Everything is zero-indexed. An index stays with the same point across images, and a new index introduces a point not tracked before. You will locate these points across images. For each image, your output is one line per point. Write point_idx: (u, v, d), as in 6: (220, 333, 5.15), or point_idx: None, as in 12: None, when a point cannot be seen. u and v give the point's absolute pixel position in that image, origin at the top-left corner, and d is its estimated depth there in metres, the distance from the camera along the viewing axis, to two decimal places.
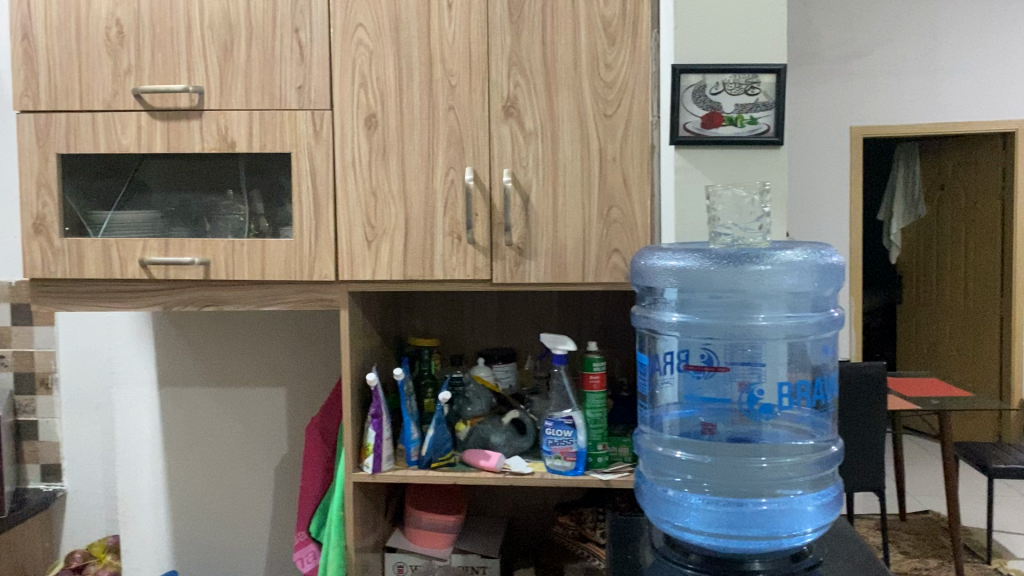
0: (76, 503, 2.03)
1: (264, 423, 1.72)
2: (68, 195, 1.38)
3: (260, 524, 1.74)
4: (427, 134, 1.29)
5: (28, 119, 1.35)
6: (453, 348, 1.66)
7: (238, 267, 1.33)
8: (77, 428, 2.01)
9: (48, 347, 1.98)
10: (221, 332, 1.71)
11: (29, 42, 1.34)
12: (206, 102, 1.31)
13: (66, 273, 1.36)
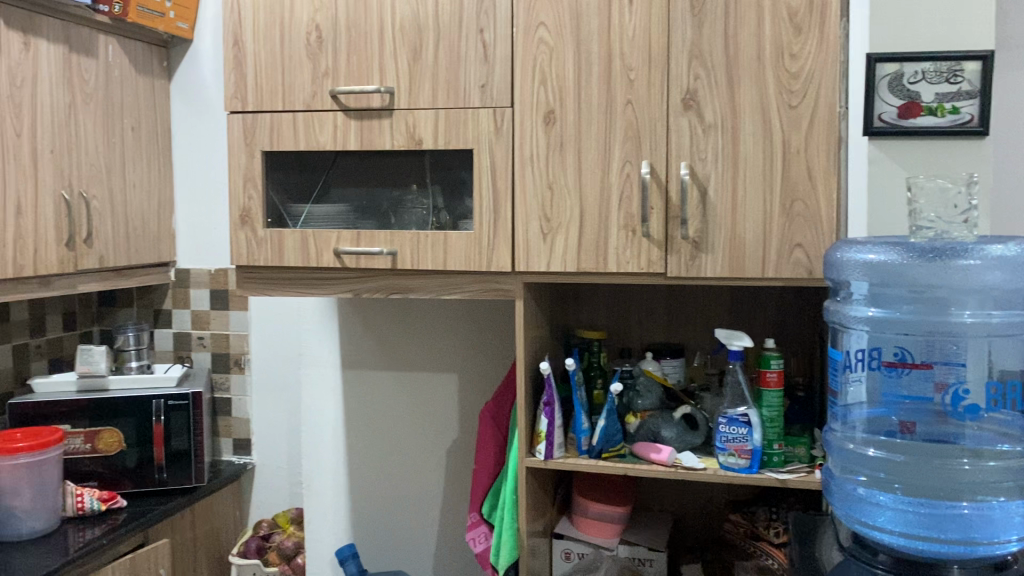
0: (264, 476, 2.19)
1: (437, 407, 1.79)
2: (271, 189, 1.50)
3: (431, 504, 1.81)
4: (606, 128, 1.31)
5: (237, 119, 1.47)
6: (621, 342, 1.67)
7: (423, 257, 1.40)
8: (267, 405, 2.17)
9: (241, 330, 2.17)
10: (399, 319, 1.80)
11: (239, 48, 1.46)
12: (397, 101, 1.39)
13: (267, 260, 1.48)
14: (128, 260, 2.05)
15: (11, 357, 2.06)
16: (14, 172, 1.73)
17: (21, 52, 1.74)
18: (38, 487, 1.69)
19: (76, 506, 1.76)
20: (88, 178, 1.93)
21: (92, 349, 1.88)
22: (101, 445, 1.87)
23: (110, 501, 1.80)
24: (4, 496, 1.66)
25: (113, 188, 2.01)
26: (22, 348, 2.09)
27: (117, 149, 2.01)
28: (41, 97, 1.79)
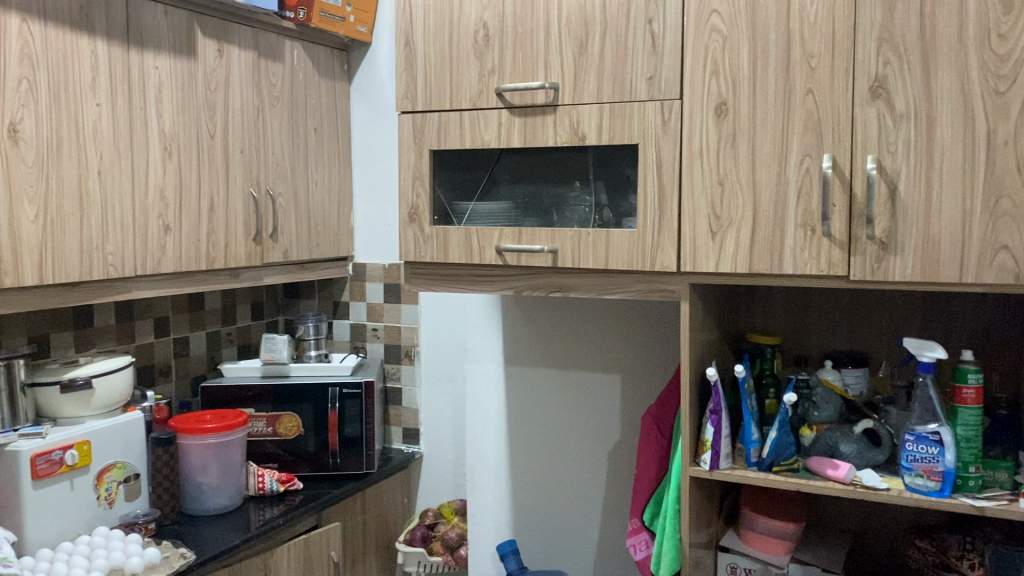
0: (430, 466, 2.24)
1: (600, 407, 1.76)
2: (438, 188, 1.52)
3: (592, 505, 1.78)
4: (782, 119, 1.22)
5: (407, 119, 1.50)
6: (796, 348, 1.57)
7: (584, 256, 1.37)
8: (435, 397, 2.22)
9: (412, 323, 2.23)
10: (563, 317, 1.78)
11: (410, 48, 1.48)
12: (561, 97, 1.37)
13: (433, 257, 1.50)
14: (310, 254, 2.16)
15: (205, 343, 2.22)
16: (209, 171, 1.86)
17: (216, 58, 1.86)
18: (224, 465, 1.81)
19: (257, 486, 1.87)
20: (274, 176, 2.04)
21: (275, 337, 1.99)
22: (281, 429, 1.97)
23: (288, 483, 1.90)
24: (195, 473, 1.79)
25: (297, 186, 2.11)
26: (215, 335, 2.25)
27: (301, 149, 2.12)
28: (233, 101, 1.91)
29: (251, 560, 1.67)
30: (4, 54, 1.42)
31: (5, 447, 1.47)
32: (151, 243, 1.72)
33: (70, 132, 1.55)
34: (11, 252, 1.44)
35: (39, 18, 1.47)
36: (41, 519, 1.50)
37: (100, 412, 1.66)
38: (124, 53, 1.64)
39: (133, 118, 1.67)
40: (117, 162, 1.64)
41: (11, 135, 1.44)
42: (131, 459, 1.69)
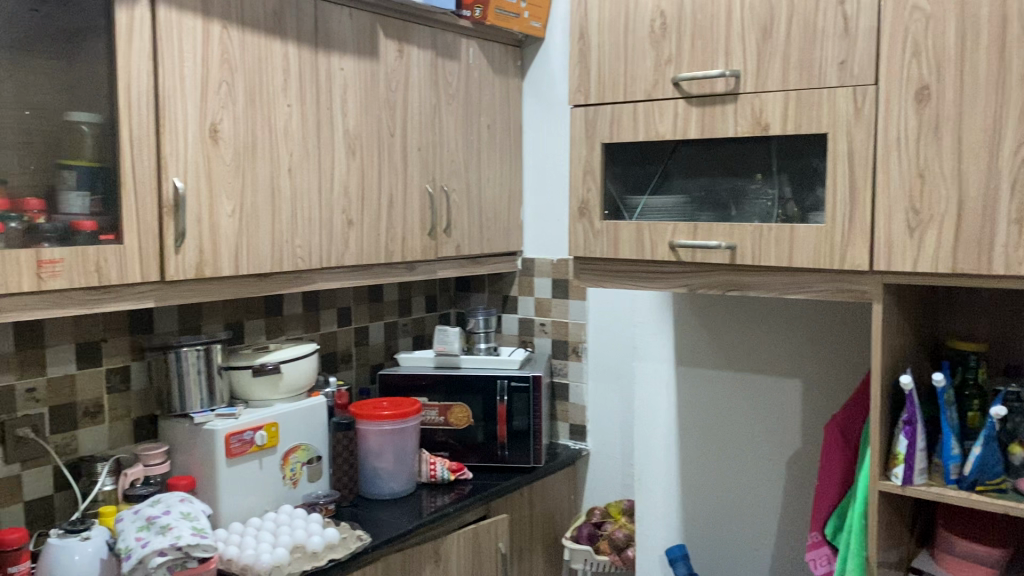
0: (598, 463, 2.22)
1: (778, 412, 1.67)
2: (610, 181, 1.49)
3: (768, 514, 1.70)
4: (995, 103, 1.10)
5: (580, 112, 1.48)
6: (1004, 356, 1.42)
7: (765, 252, 1.31)
8: (603, 395, 2.20)
9: (580, 319, 2.22)
10: (738, 316, 1.70)
11: (584, 41, 1.47)
12: (743, 85, 1.31)
13: (603, 253, 1.47)
14: (482, 249, 2.19)
15: (382, 333, 2.30)
16: (388, 169, 1.92)
17: (397, 58, 1.92)
18: (398, 451, 1.87)
19: (429, 474, 1.92)
20: (449, 172, 2.08)
21: (448, 329, 2.03)
22: (452, 419, 2.02)
23: (458, 472, 1.94)
24: (371, 458, 1.86)
25: (470, 181, 2.14)
26: (392, 325, 2.33)
27: (475, 146, 2.15)
28: (411, 100, 1.97)
29: (422, 546, 1.72)
30: (206, 59, 1.53)
31: (204, 426, 1.60)
32: (334, 237, 1.80)
33: (264, 131, 1.65)
34: (210, 245, 1.55)
35: (237, 24, 1.58)
36: (233, 494, 1.61)
37: (287, 395, 1.76)
38: (312, 55, 1.73)
39: (320, 118, 1.76)
40: (305, 160, 1.73)
41: (211, 135, 1.55)
42: (314, 442, 1.77)
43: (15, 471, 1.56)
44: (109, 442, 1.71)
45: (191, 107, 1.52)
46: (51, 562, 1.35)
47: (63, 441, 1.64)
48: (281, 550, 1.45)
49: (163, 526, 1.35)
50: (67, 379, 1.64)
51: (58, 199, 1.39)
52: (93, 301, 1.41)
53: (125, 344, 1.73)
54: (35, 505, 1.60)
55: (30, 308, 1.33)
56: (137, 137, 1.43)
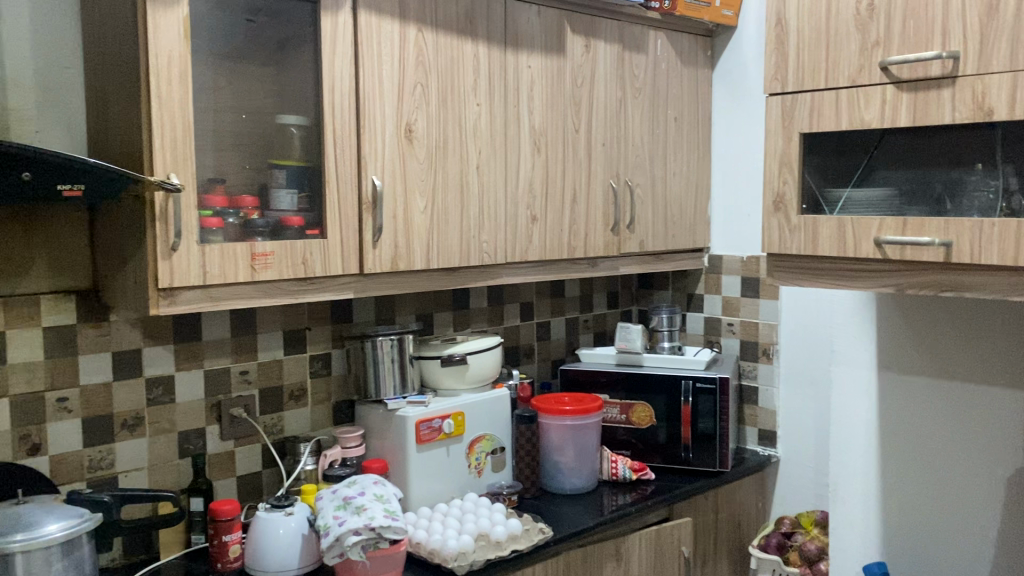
0: (788, 471, 2.12)
1: (998, 426, 1.52)
2: (809, 173, 1.41)
3: (984, 535, 1.55)
4: None
5: (775, 101, 1.41)
6: None
7: (986, 250, 1.19)
8: (796, 400, 2.10)
9: (772, 319, 2.13)
10: (950, 321, 1.57)
11: (781, 26, 1.39)
12: (962, 68, 1.20)
13: (800, 249, 1.40)
14: (666, 246, 2.15)
15: (565, 329, 2.31)
16: (572, 165, 1.92)
17: (583, 54, 1.92)
18: (580, 448, 1.86)
19: (610, 472, 1.91)
20: (634, 167, 2.06)
21: (629, 327, 2.02)
22: (634, 418, 1.99)
23: (640, 472, 1.91)
24: (553, 452, 1.87)
25: (656, 176, 2.11)
26: (574, 321, 2.34)
27: (661, 140, 2.11)
28: (597, 95, 1.96)
29: (603, 543, 1.71)
30: (403, 61, 1.60)
31: (396, 413, 1.67)
32: (519, 232, 1.83)
33: (454, 130, 1.69)
34: (403, 239, 1.62)
35: (431, 27, 1.63)
36: (422, 480, 1.67)
37: (473, 386, 1.80)
38: (502, 54, 1.76)
39: (507, 115, 1.78)
40: (492, 157, 1.77)
41: (406, 134, 1.61)
42: (499, 433, 1.81)
43: (229, 447, 1.70)
44: (311, 423, 1.83)
45: (388, 107, 1.58)
46: (259, 534, 1.45)
47: (271, 421, 1.76)
48: (467, 537, 1.48)
49: (358, 506, 1.42)
50: (275, 363, 1.76)
51: (270, 197, 1.49)
52: (298, 291, 1.51)
53: (326, 332, 1.84)
54: (246, 479, 1.73)
55: (243, 296, 1.44)
56: (338, 137, 1.52)
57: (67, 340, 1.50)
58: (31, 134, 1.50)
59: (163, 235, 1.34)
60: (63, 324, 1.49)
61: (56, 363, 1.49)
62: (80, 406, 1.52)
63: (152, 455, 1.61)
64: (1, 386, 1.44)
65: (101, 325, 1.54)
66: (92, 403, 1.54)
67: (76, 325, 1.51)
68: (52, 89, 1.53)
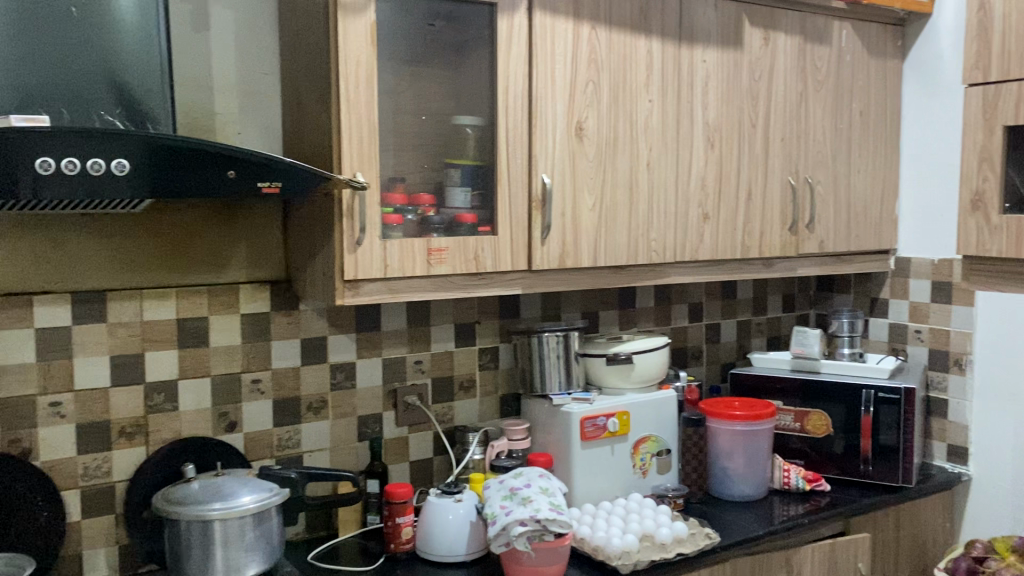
0: (981, 492, 1.97)
1: None
2: (1012, 169, 1.43)
3: None
4: None
5: (976, 92, 1.43)
6: None
7: None
8: (991, 416, 1.95)
9: (965, 328, 1.98)
10: None
11: (984, 12, 1.41)
12: None
13: (1001, 250, 1.41)
14: (848, 246, 2.04)
15: (736, 331, 2.25)
16: (748, 162, 1.87)
17: (761, 47, 1.85)
18: (750, 454, 1.81)
19: (782, 480, 1.84)
20: (814, 164, 1.97)
21: (807, 331, 1.94)
22: (809, 427, 1.91)
23: (814, 482, 1.83)
24: (721, 457, 1.83)
25: (838, 174, 2.01)
26: (746, 323, 2.27)
27: (844, 134, 2.01)
28: (776, 89, 1.89)
29: (773, 553, 1.65)
30: (575, 60, 1.61)
31: (561, 408, 1.69)
32: (690, 230, 1.79)
33: (626, 128, 1.69)
34: (572, 236, 1.63)
35: (605, 24, 1.63)
36: (587, 477, 1.68)
37: (640, 386, 1.79)
38: (676, 50, 1.73)
39: (680, 111, 1.76)
40: (664, 153, 1.74)
41: (578, 132, 1.62)
42: (665, 434, 1.78)
43: (403, 433, 1.78)
44: (480, 415, 1.87)
45: (561, 106, 1.60)
46: (430, 519, 1.51)
47: (442, 411, 1.83)
48: (631, 536, 1.47)
49: (524, 497, 1.44)
50: (446, 355, 1.82)
51: (445, 195, 1.55)
52: (470, 285, 1.55)
53: (495, 327, 1.88)
54: (418, 466, 1.80)
55: (419, 290, 1.50)
56: (511, 136, 1.55)
57: (262, 326, 1.62)
58: (234, 136, 1.63)
59: (349, 230, 1.42)
60: (258, 311, 1.62)
61: (250, 347, 1.61)
62: (272, 388, 1.64)
63: (334, 438, 1.71)
64: (205, 366, 1.57)
65: (292, 313, 1.65)
66: (281, 385, 1.65)
67: (269, 313, 1.63)
68: (253, 95, 1.65)
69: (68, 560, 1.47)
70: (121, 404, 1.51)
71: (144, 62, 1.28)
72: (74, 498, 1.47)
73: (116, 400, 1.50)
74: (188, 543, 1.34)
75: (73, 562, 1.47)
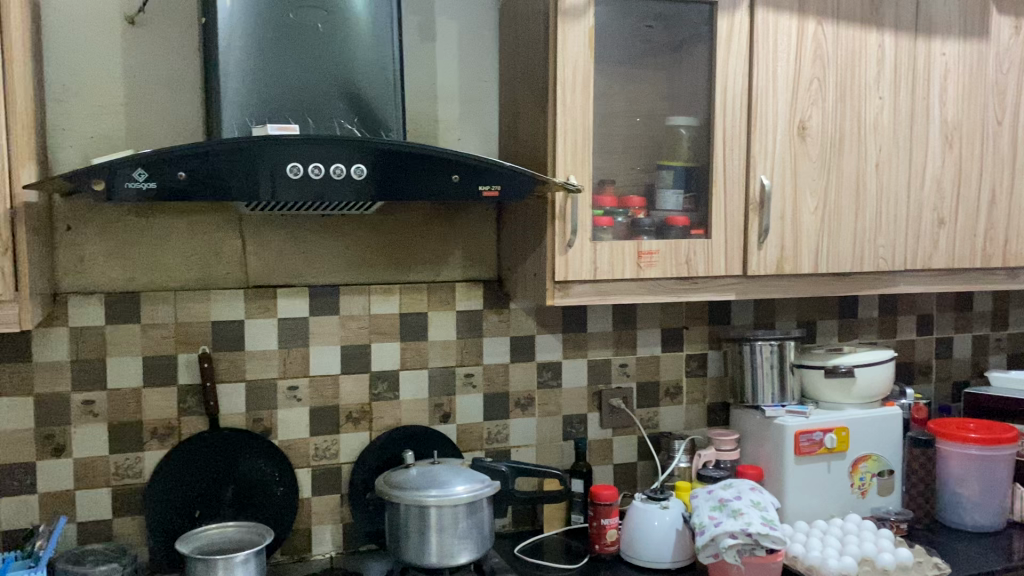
0: None
1: None
2: None
3: None
4: None
5: None
6: None
7: None
8: None
9: None
10: None
11: None
12: None
13: None
14: None
15: (970, 347, 2.07)
16: (993, 162, 1.71)
17: (1011, 36, 1.69)
18: (986, 480, 1.66)
19: None
20: None
21: None
22: None
23: None
24: (952, 483, 1.69)
25: None
26: (982, 339, 2.09)
27: None
28: None
29: None
30: (800, 57, 1.54)
31: (774, 421, 1.63)
32: (923, 236, 1.67)
33: (853, 126, 1.59)
34: (791, 241, 1.56)
35: (833, 19, 1.55)
36: (801, 493, 1.61)
37: (861, 401, 1.69)
38: (911, 43, 1.62)
39: (915, 108, 1.64)
40: (895, 153, 1.63)
41: (800, 132, 1.56)
42: (888, 454, 1.67)
43: (608, 436, 1.78)
44: (686, 421, 1.84)
45: (782, 105, 1.54)
46: (636, 524, 1.50)
47: (647, 415, 1.81)
48: (849, 559, 1.40)
49: (735, 510, 1.40)
50: (653, 359, 1.81)
51: (656, 197, 1.55)
52: (682, 289, 1.53)
53: (704, 333, 1.84)
54: (622, 469, 1.80)
55: (629, 293, 1.50)
56: (728, 137, 1.51)
57: (476, 323, 1.68)
58: (454, 141, 1.70)
59: (561, 232, 1.44)
60: (473, 308, 1.68)
61: (464, 343, 1.68)
62: (483, 383, 1.70)
63: (540, 435, 1.74)
64: (423, 359, 1.65)
65: (503, 311, 1.70)
66: (492, 380, 1.70)
67: (482, 310, 1.68)
68: (473, 101, 1.71)
69: (300, 533, 1.59)
70: (348, 391, 1.61)
71: (378, 73, 1.37)
72: (306, 475, 1.59)
73: (344, 387, 1.61)
74: (406, 526, 1.42)
75: (304, 535, 1.59)
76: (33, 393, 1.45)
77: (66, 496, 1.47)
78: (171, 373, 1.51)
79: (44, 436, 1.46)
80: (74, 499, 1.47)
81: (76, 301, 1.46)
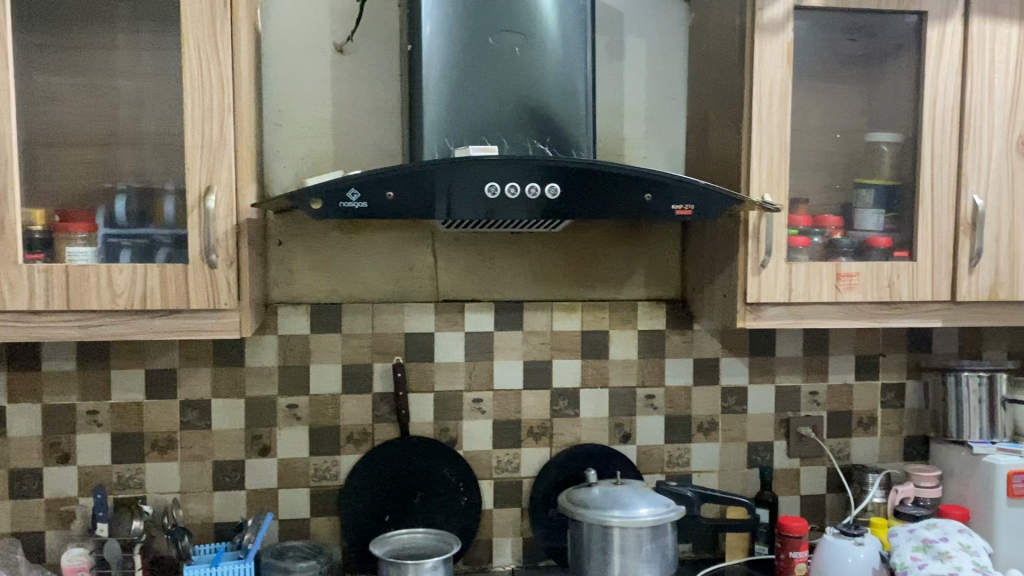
0: None
1: None
2: None
3: None
4: None
5: None
6: None
7: None
8: None
9: None
10: None
11: None
12: None
13: None
14: None
15: None
16: None
17: None
18: None
19: None
20: None
21: None
22: None
23: None
24: None
25: None
26: None
27: None
28: None
29: None
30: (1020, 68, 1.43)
31: (983, 458, 1.52)
32: None
33: None
34: (1008, 265, 1.45)
35: None
36: (1015, 539, 1.48)
37: None
38: None
39: None
40: None
41: (1019, 147, 1.44)
42: None
43: (795, 465, 1.71)
44: (880, 455, 1.74)
45: (1000, 118, 1.43)
46: (826, 559, 1.43)
47: (838, 446, 1.73)
48: None
49: (943, 552, 1.32)
50: (845, 387, 1.72)
51: (855, 216, 1.49)
52: (884, 314, 1.45)
53: (901, 361, 1.73)
54: (809, 500, 1.72)
55: (826, 316, 1.44)
56: (938, 153, 1.42)
57: (658, 343, 1.66)
58: (640, 159, 1.70)
59: (754, 252, 1.39)
60: (655, 327, 1.66)
61: (646, 363, 1.66)
62: (665, 405, 1.67)
63: (723, 460, 1.69)
64: (604, 377, 1.65)
65: (687, 332, 1.67)
66: (674, 403, 1.68)
67: (665, 330, 1.66)
68: (660, 120, 1.70)
69: (482, 543, 1.62)
70: (531, 406, 1.63)
71: (572, 93, 1.38)
72: (488, 486, 1.62)
73: (527, 402, 1.63)
74: (589, 544, 1.41)
75: (486, 545, 1.62)
76: (245, 395, 1.56)
77: (270, 493, 1.57)
78: (366, 381, 1.59)
79: (252, 436, 1.56)
80: (278, 496, 1.57)
81: (285, 311, 1.56)
